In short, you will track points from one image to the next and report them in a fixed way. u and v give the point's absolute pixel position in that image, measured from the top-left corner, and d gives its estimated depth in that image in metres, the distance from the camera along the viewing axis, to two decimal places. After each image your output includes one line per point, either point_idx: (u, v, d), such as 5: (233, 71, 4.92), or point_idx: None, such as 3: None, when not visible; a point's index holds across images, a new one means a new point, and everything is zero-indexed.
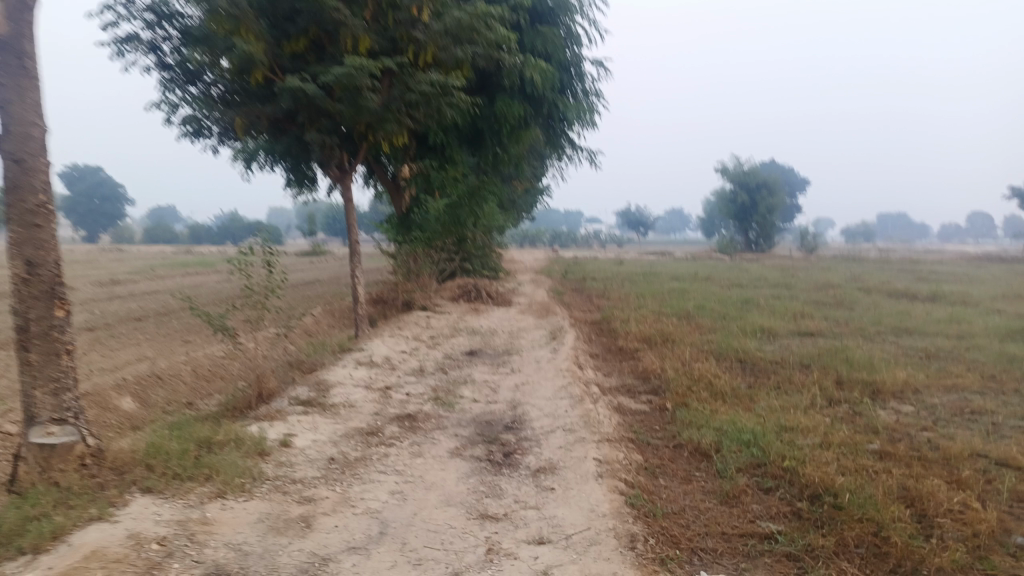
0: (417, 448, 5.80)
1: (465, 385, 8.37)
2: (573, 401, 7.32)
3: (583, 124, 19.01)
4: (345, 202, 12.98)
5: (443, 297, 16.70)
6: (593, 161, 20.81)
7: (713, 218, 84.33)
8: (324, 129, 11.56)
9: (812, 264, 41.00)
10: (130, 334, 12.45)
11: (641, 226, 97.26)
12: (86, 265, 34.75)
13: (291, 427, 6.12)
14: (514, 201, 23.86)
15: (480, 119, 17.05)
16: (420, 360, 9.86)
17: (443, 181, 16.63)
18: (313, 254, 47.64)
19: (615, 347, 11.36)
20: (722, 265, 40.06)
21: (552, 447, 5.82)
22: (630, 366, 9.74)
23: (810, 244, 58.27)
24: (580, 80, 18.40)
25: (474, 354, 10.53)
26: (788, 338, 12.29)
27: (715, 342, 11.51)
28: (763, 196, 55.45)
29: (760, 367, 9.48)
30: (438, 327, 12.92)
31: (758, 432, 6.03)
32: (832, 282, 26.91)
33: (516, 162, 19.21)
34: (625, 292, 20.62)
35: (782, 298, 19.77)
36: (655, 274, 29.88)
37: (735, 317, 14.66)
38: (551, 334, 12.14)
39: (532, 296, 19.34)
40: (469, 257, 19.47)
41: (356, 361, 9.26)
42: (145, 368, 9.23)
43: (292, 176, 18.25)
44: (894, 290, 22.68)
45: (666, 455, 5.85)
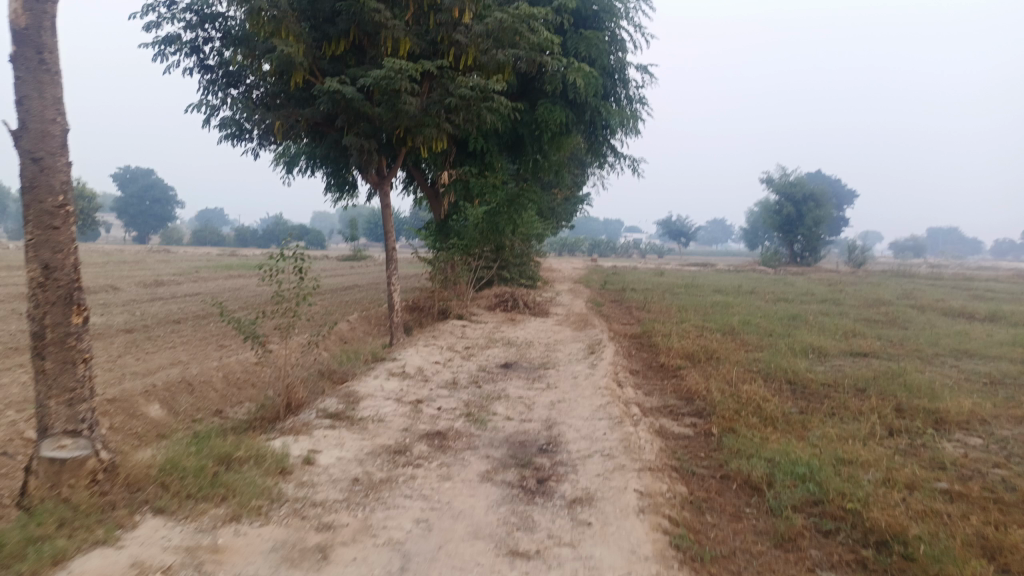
0: (445, 471, 5.48)
1: (499, 401, 8.03)
2: (612, 423, 6.93)
3: (627, 131, 18.58)
4: (383, 207, 12.79)
5: (480, 307, 16.40)
6: (637, 169, 20.35)
7: (757, 230, 82.73)
8: (363, 133, 11.38)
9: (861, 280, 39.71)
10: (167, 337, 12.44)
11: (682, 236, 96.07)
12: (134, 264, 35.56)
13: (315, 442, 5.86)
14: (554, 210, 23.52)
15: (521, 125, 16.77)
16: (454, 373, 9.56)
17: (483, 187, 16.37)
18: (353, 259, 47.91)
19: (656, 364, 10.90)
20: (767, 278, 39.03)
21: (589, 475, 5.44)
22: (672, 385, 9.29)
23: (858, 258, 56.65)
24: (625, 86, 17.99)
25: (509, 367, 10.19)
26: (840, 358, 11.67)
27: (762, 360, 10.97)
28: (809, 208, 54.10)
29: (812, 391, 8.94)
30: (474, 338, 12.61)
31: (814, 465, 5.57)
32: (883, 299, 25.93)
33: (557, 169, 18.85)
34: (666, 304, 20.07)
35: (832, 315, 19.01)
36: (697, 286, 29.22)
37: (783, 335, 14.05)
38: (590, 348, 11.73)
39: (570, 307, 18.92)
40: (508, 265, 19.16)
41: (388, 372, 9.00)
42: (177, 373, 9.13)
43: (333, 182, 18.21)
44: (951, 309, 21.66)
45: (713, 487, 5.43)
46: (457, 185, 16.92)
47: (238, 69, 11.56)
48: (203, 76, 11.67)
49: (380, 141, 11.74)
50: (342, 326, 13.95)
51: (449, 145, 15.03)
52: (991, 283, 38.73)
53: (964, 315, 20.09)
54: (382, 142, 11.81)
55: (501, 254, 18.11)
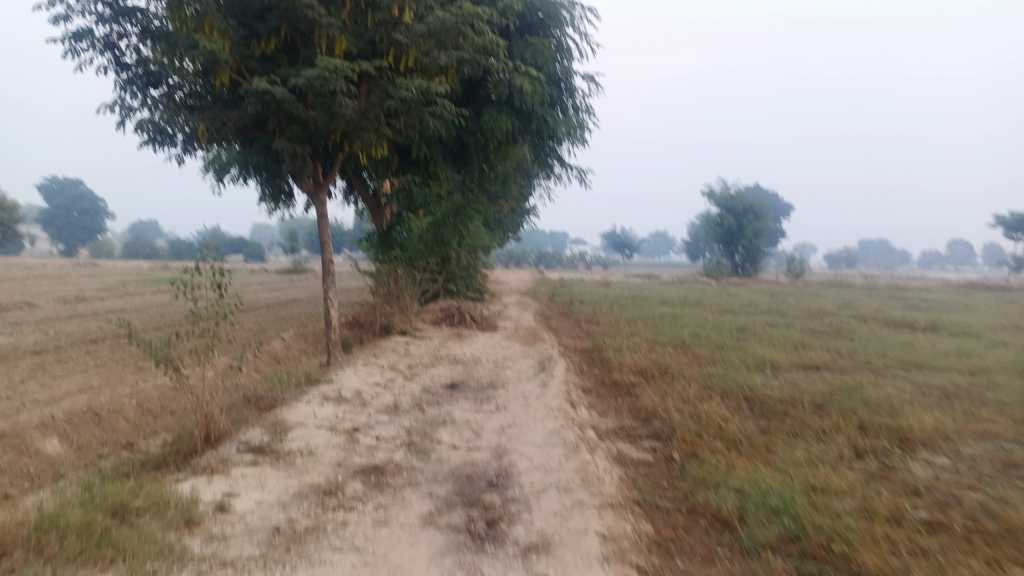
0: (382, 514, 4.83)
1: (443, 426, 7.39)
2: (567, 450, 6.39)
3: (574, 142, 18.21)
4: (319, 217, 12.03)
5: (425, 322, 15.70)
6: (585, 181, 19.99)
7: (700, 242, 84.04)
8: (296, 137, 10.63)
9: (802, 291, 40.40)
10: (79, 359, 11.37)
11: (626, 248, 97.02)
12: (57, 280, 33.55)
13: (232, 484, 5.13)
14: (500, 221, 23.00)
15: (466, 134, 16.24)
16: (395, 395, 8.87)
17: (426, 197, 15.97)
18: (294, 272, 46.33)
19: (609, 381, 10.43)
20: (711, 290, 39.32)
21: (544, 514, 4.87)
22: (627, 404, 8.81)
23: (797, 270, 57.95)
24: (571, 95, 17.63)
25: (455, 388, 9.56)
26: (794, 373, 11.42)
27: (718, 376, 10.61)
28: (750, 221, 55.09)
29: (772, 409, 8.57)
30: (418, 355, 11.93)
31: (786, 495, 5.12)
32: (826, 310, 26.20)
33: (503, 180, 18.39)
34: (615, 317, 19.72)
35: (779, 327, 18.96)
36: (644, 298, 29.09)
37: (735, 348, 13.80)
38: (540, 365, 11.19)
39: (518, 321, 18.37)
40: (454, 278, 18.54)
41: (323, 397, 8.26)
42: (84, 401, 8.20)
43: (268, 191, 17.30)
44: (891, 319, 21.98)
45: (680, 525, 4.92)
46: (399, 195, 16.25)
47: (159, 68, 10.68)
48: (120, 75, 10.74)
49: (316, 146, 11.01)
50: (276, 344, 13.06)
51: (390, 152, 14.42)
52: (925, 293, 39.81)
53: (906, 324, 20.35)
54: (317, 147, 11.08)
55: (446, 266, 17.47)
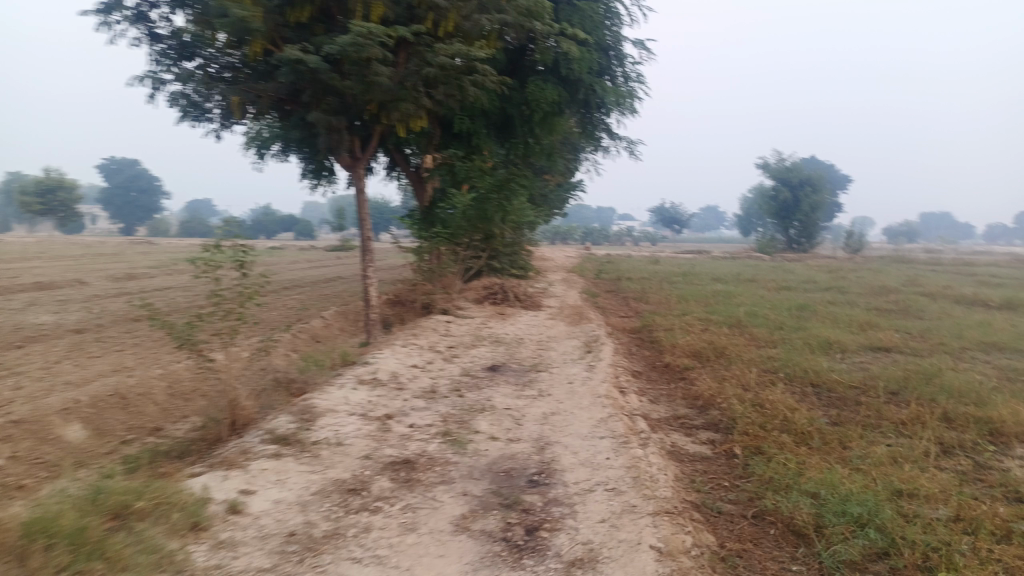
0: (411, 518, 4.34)
1: (482, 414, 6.90)
2: (617, 444, 5.81)
3: (623, 111, 17.39)
4: (357, 193, 11.59)
5: (468, 300, 15.22)
6: (634, 153, 19.17)
7: (752, 216, 81.87)
8: (330, 108, 10.17)
9: (862, 267, 38.70)
10: (118, 338, 11.24)
11: (675, 223, 95.12)
12: (112, 257, 34.24)
13: (250, 480, 4.72)
14: (546, 196, 22.32)
15: (509, 106, 15.66)
16: (434, 379, 8.41)
17: (467, 172, 15.41)
18: (341, 249, 46.49)
19: (660, 364, 9.78)
20: (765, 265, 38.02)
21: (591, 521, 4.32)
22: (681, 390, 8.18)
23: (855, 244, 55.78)
24: (621, 63, 16.78)
25: (496, 371, 9.05)
26: (863, 356, 10.58)
27: (779, 359, 9.86)
28: (806, 194, 53.08)
29: (842, 397, 7.83)
30: (459, 335, 11.46)
31: (870, 501, 4.47)
32: (889, 286, 24.88)
33: (549, 154, 17.75)
34: (665, 295, 18.95)
35: (841, 305, 17.93)
36: (695, 274, 28.10)
37: (794, 328, 12.96)
38: (586, 347, 10.61)
39: (564, 299, 17.76)
40: (498, 254, 18.02)
41: (357, 381, 7.85)
42: (114, 383, 7.95)
43: (308, 168, 16.96)
44: (962, 296, 20.67)
45: (747, 534, 4.31)
46: (442, 170, 15.76)
47: (192, 38, 10.29)
48: (153, 47, 10.38)
49: (352, 119, 10.53)
50: (315, 323, 12.76)
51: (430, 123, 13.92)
52: (993, 268, 37.74)
53: (979, 302, 19.06)
54: (354, 119, 10.60)
55: (490, 243, 16.95)
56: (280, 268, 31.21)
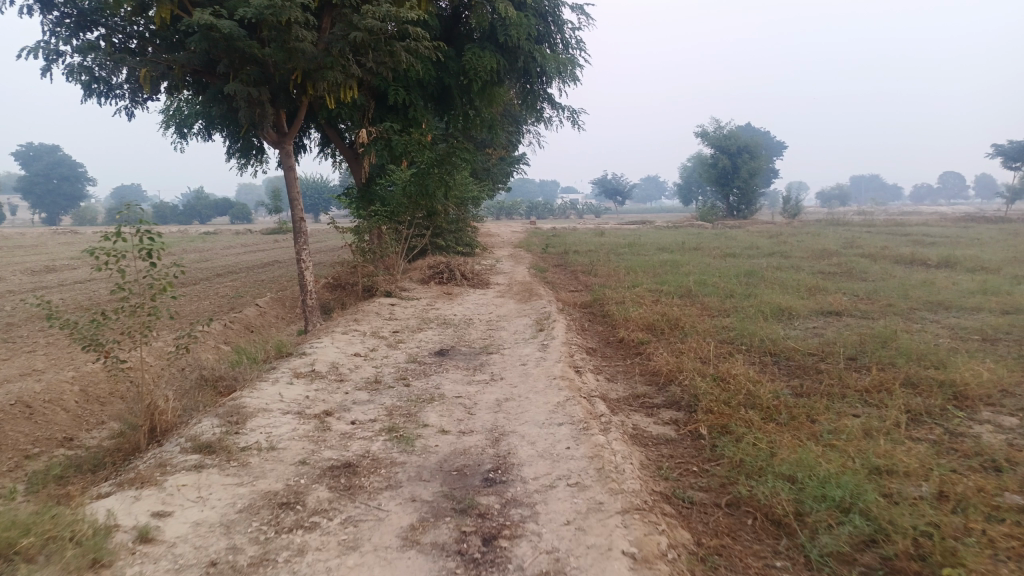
0: (352, 534, 3.85)
1: (431, 404, 6.40)
2: (577, 432, 5.40)
3: (564, 80, 16.88)
4: (287, 171, 10.84)
5: (412, 281, 14.62)
6: (577, 123, 18.75)
7: (693, 185, 82.79)
8: (251, 79, 9.38)
9: (801, 231, 39.41)
10: (29, 338, 10.30)
11: (618, 195, 95.63)
12: (30, 250, 32.25)
13: (165, 499, 4.14)
14: (489, 171, 21.71)
15: (446, 75, 15.01)
16: (377, 368, 7.86)
17: (406, 145, 14.60)
18: (281, 232, 44.92)
19: (614, 339, 9.43)
20: (708, 233, 38.33)
21: (555, 525, 3.89)
22: (638, 366, 7.85)
23: (794, 209, 56.94)
24: (560, 30, 16.24)
25: (444, 355, 8.54)
26: (816, 321, 10.45)
27: (734, 328, 9.63)
28: (745, 160, 53.75)
29: (804, 366, 7.60)
30: (403, 319, 10.89)
31: (850, 482, 4.17)
32: (830, 249, 25.24)
33: (489, 126, 17.18)
34: (614, 267, 18.67)
35: (787, 270, 17.99)
36: (642, 244, 28.06)
37: (745, 295, 12.82)
38: (537, 325, 10.18)
39: (512, 275, 17.31)
40: (442, 232, 17.43)
41: (293, 375, 7.23)
42: (19, 390, 7.16)
43: (235, 147, 15.96)
44: (900, 256, 21.05)
45: (724, 527, 3.96)
46: (378, 145, 15.02)
47: (91, 4, 9.33)
48: (47, 15, 9.33)
49: (275, 90, 9.76)
50: (250, 312, 11.99)
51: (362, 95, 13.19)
52: (925, 228, 38.87)
53: (917, 262, 19.43)
54: (277, 90, 9.84)
55: (433, 220, 16.33)
56: (215, 254, 29.79)
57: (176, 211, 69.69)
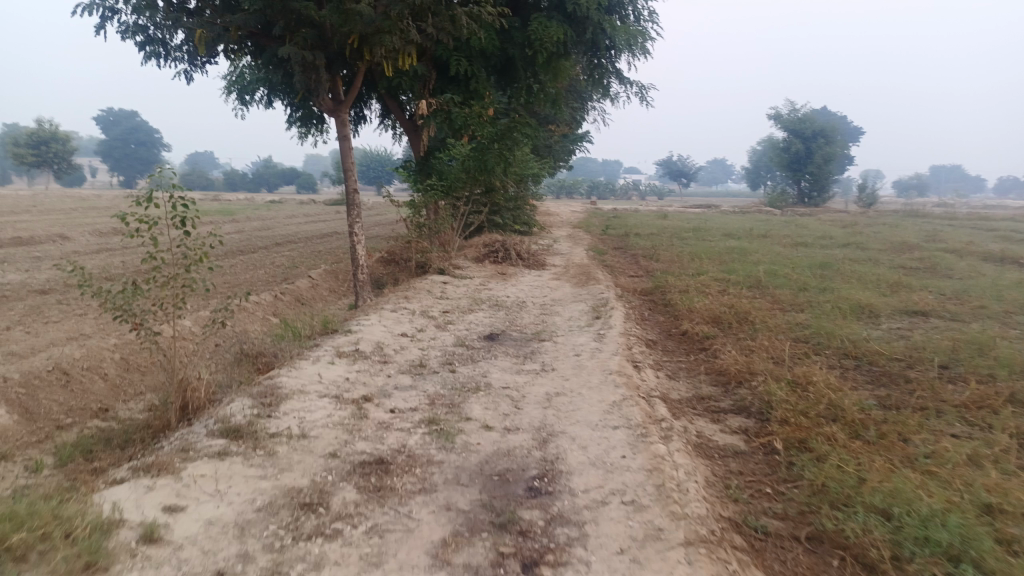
0: (377, 547, 3.44)
1: (476, 394, 5.97)
2: (634, 439, 4.86)
3: (634, 54, 16.08)
4: (342, 141, 10.50)
5: (467, 258, 14.23)
6: (646, 99, 17.92)
7: (761, 170, 80.10)
8: (306, 42, 9.07)
9: (877, 221, 37.46)
10: (83, 301, 10.29)
11: (682, 177, 93.37)
12: (103, 211, 33.19)
13: (181, 491, 3.82)
14: (551, 148, 21.06)
15: (510, 46, 14.46)
16: (423, 351, 7.46)
17: (466, 118, 14.11)
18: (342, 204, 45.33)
19: (676, 331, 8.80)
20: (776, 220, 36.80)
21: (606, 553, 3.40)
22: (702, 363, 7.24)
23: (869, 198, 54.40)
24: (632, 2, 15.41)
25: (494, 340, 8.09)
26: (900, 322, 9.59)
27: (809, 326, 8.88)
28: (820, 145, 51.44)
29: (890, 373, 6.86)
30: (455, 298, 10.48)
31: (958, 524, 3.54)
32: (910, 242, 23.74)
33: (552, 100, 16.59)
34: (676, 252, 17.90)
35: (864, 263, 16.87)
36: (706, 230, 27.06)
37: (820, 289, 11.95)
38: (593, 312, 9.62)
39: (569, 256, 16.74)
40: (500, 209, 16.99)
41: (335, 355, 6.89)
42: (61, 355, 7.04)
43: (295, 115, 15.79)
44: (989, 253, 19.56)
45: (805, 568, 3.40)
46: (437, 117, 14.51)
47: None
48: None
49: (331, 55, 9.42)
50: (301, 283, 11.79)
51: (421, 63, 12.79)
52: (1013, 223, 36.43)
53: (1008, 260, 17.99)
54: (333, 57, 9.47)
55: (491, 196, 15.84)
56: (275, 223, 30.01)
57: (244, 179, 71.14)
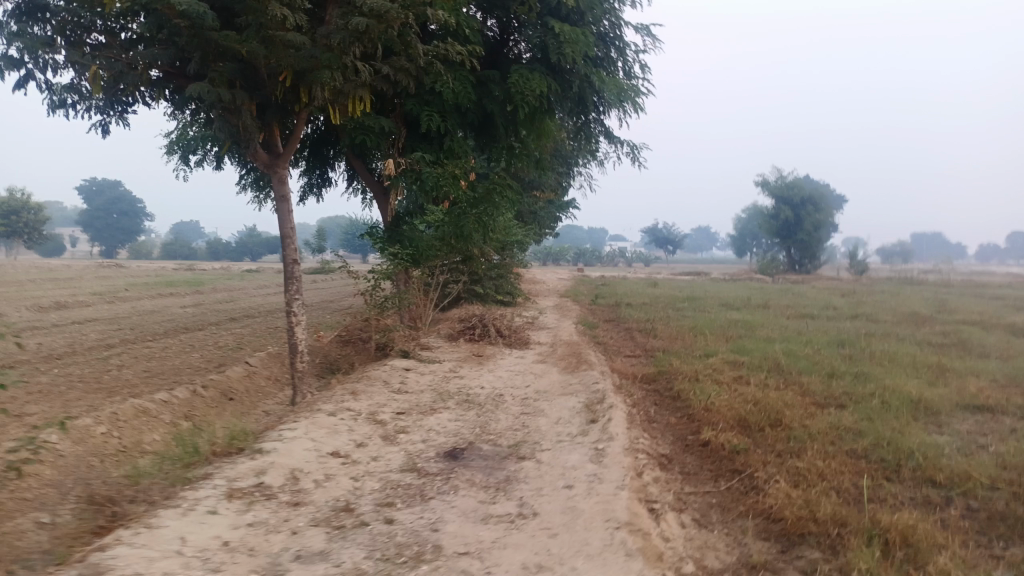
0: None
1: (418, 570, 3.96)
2: None
3: (625, 112, 14.58)
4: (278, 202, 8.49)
5: (438, 337, 12.37)
6: (638, 159, 16.41)
7: (747, 237, 79.68)
8: (226, 80, 7.35)
9: (875, 290, 35.89)
10: None
11: (669, 244, 92.58)
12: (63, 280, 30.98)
13: None
14: (536, 214, 19.41)
15: (489, 101, 12.89)
16: (358, 484, 5.42)
17: (439, 179, 12.38)
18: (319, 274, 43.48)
19: (694, 440, 6.84)
20: (770, 288, 35.21)
21: None
22: (741, 499, 5.26)
23: (861, 265, 53.34)
24: (622, 56, 14.00)
25: (457, 460, 6.08)
26: (970, 425, 7.64)
27: (864, 433, 6.92)
28: (808, 212, 50.54)
29: (1006, 517, 4.90)
30: (415, 392, 8.46)
31: None
32: (922, 313, 22.04)
33: (536, 161, 15.03)
34: (675, 326, 16.03)
35: (887, 339, 15.05)
36: (702, 299, 25.34)
37: (855, 376, 10.02)
38: (587, 412, 7.62)
39: (556, 332, 14.85)
40: (480, 278, 15.20)
41: (223, 496, 4.85)
42: None
43: (248, 176, 14.07)
44: (1017, 326, 17.84)
45: None
46: (407, 177, 12.61)
47: None
48: None
49: (265, 99, 7.78)
50: (234, 372, 9.77)
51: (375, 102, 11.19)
52: (1012, 290, 34.92)
53: None
54: (265, 101, 7.77)
55: (470, 264, 14.00)
56: (243, 294, 27.93)
57: (226, 247, 69.28)
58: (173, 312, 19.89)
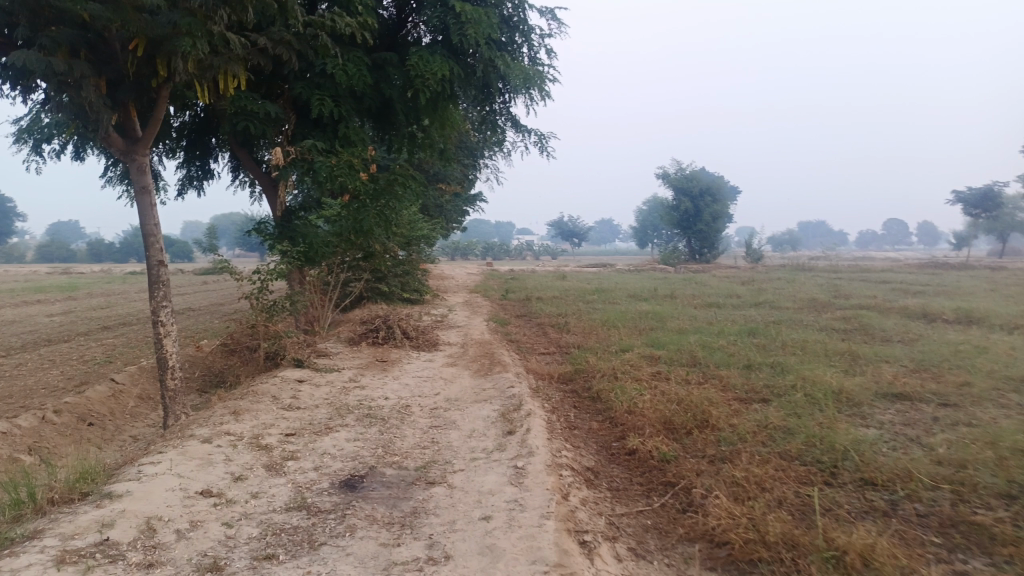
0: None
1: None
2: None
3: (531, 98, 13.94)
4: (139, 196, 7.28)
5: (338, 341, 11.38)
6: (546, 149, 15.84)
7: (650, 228, 81.53)
8: (63, 47, 6.14)
9: (773, 277, 37.08)
10: None
11: (574, 237, 93.62)
12: None
13: None
14: (441, 207, 18.56)
15: (387, 86, 11.92)
16: (231, 532, 4.49)
17: (332, 170, 10.79)
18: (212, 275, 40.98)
19: (620, 449, 6.26)
20: (674, 278, 35.81)
21: None
22: (678, 518, 4.70)
23: (758, 254, 55.40)
24: (528, 40, 13.35)
25: (355, 490, 5.23)
26: (893, 416, 7.41)
27: (793, 431, 6.53)
28: (706, 202, 51.93)
29: (956, 523, 4.52)
30: (308, 408, 7.49)
31: None
32: (820, 299, 22.68)
33: (440, 151, 14.18)
34: (588, 320, 15.61)
35: (794, 326, 15.15)
36: (612, 291, 25.25)
37: (772, 368, 9.76)
38: (503, 423, 6.91)
39: (466, 330, 14.11)
40: (384, 275, 14.25)
41: (50, 563, 3.83)
42: None
43: (115, 168, 12.54)
44: (909, 309, 18.48)
45: None
46: (298, 167, 11.37)
47: None
48: None
49: (117, 72, 6.61)
50: (97, 392, 8.48)
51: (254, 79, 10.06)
52: (895, 275, 36.87)
53: (933, 317, 16.79)
54: (116, 75, 6.59)
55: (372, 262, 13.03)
56: (126, 298, 25.68)
57: (110, 248, 64.59)
58: (39, 322, 17.87)
